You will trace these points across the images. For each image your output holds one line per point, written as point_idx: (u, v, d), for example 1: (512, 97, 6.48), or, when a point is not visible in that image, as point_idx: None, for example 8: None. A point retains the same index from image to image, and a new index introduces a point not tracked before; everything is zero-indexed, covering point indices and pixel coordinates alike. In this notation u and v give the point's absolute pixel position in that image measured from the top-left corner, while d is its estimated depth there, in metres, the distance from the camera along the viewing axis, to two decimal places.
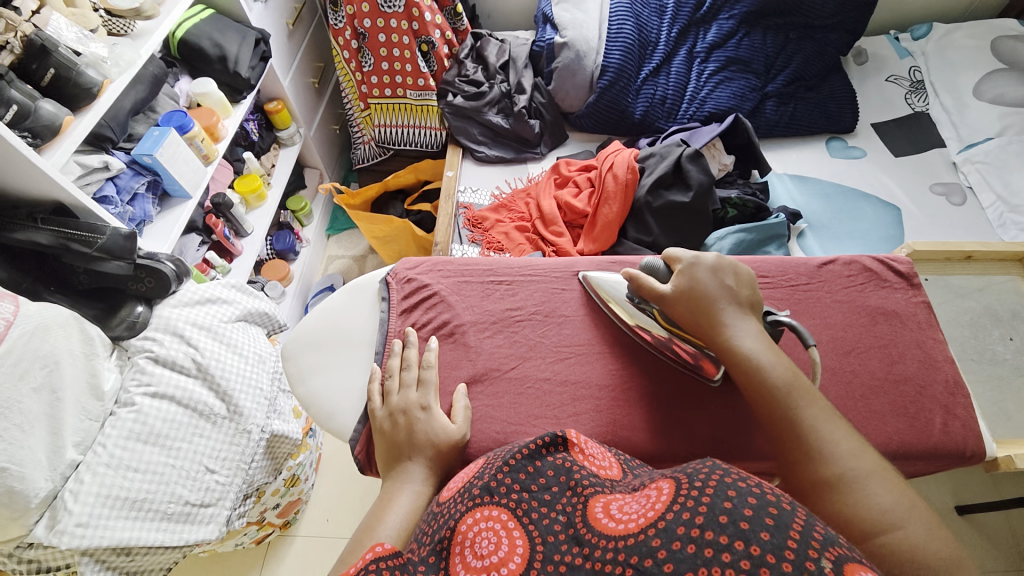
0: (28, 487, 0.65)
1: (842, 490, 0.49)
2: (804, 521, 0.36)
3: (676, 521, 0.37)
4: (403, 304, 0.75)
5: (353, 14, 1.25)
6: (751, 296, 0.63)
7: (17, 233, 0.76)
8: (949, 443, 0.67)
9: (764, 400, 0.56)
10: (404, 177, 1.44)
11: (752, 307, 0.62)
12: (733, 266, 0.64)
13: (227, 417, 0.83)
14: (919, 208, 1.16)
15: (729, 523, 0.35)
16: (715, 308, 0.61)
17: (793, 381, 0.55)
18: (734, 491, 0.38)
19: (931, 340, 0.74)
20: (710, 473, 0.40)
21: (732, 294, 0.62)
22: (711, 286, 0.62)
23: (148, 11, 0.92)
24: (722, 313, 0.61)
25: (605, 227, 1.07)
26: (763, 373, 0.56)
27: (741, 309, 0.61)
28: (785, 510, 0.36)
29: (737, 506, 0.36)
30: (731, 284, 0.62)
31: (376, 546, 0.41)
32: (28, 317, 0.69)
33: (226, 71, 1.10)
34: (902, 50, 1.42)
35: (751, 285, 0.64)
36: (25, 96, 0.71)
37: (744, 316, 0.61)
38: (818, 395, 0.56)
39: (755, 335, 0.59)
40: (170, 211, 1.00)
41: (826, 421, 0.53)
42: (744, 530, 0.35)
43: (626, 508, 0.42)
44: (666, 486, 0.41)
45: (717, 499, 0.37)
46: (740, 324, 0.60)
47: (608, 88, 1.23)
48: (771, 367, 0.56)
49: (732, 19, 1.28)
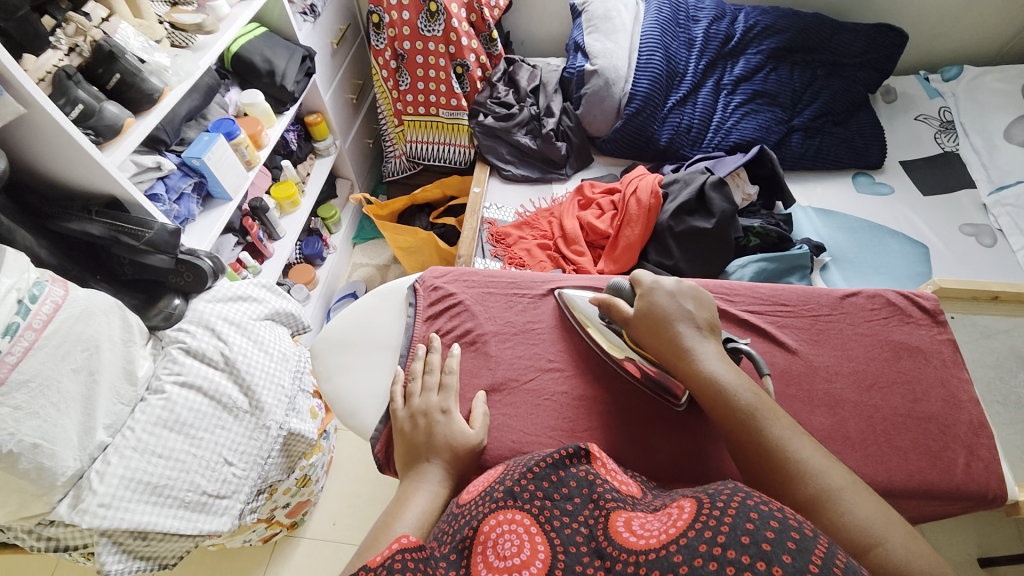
0: (57, 466, 0.68)
1: (819, 507, 0.49)
2: (827, 547, 0.36)
3: (699, 538, 0.38)
4: (428, 311, 0.78)
5: (394, 36, 1.32)
6: (710, 322, 0.65)
7: (70, 223, 0.81)
8: (971, 484, 0.65)
9: (733, 423, 0.56)
10: (431, 192, 1.49)
11: (712, 329, 0.64)
12: (693, 291, 0.67)
13: (249, 412, 0.86)
14: (946, 247, 1.14)
15: (751, 543, 0.36)
16: (675, 327, 0.63)
17: (757, 400, 0.57)
18: (756, 513, 0.38)
19: (955, 379, 0.72)
20: (732, 495, 0.41)
21: (688, 318, 0.64)
22: (669, 308, 0.64)
23: (210, 27, 1.00)
24: (682, 337, 0.62)
25: (626, 248, 1.08)
26: (732, 394, 0.57)
27: (702, 334, 0.63)
28: (807, 535, 0.36)
29: (759, 527, 0.37)
30: (690, 309, 0.64)
31: (401, 538, 0.44)
32: (76, 302, 0.74)
33: (273, 85, 1.17)
34: (933, 90, 1.42)
35: (710, 310, 0.66)
36: (92, 97, 0.76)
37: (705, 340, 0.62)
38: (779, 412, 0.57)
39: (718, 359, 0.60)
40: (212, 212, 1.05)
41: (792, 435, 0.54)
42: (766, 552, 0.35)
43: (648, 525, 0.42)
44: (688, 506, 0.42)
45: (739, 520, 0.38)
46: (702, 351, 0.61)
47: (634, 115, 1.26)
48: (736, 389, 0.57)
49: (760, 54, 1.32)
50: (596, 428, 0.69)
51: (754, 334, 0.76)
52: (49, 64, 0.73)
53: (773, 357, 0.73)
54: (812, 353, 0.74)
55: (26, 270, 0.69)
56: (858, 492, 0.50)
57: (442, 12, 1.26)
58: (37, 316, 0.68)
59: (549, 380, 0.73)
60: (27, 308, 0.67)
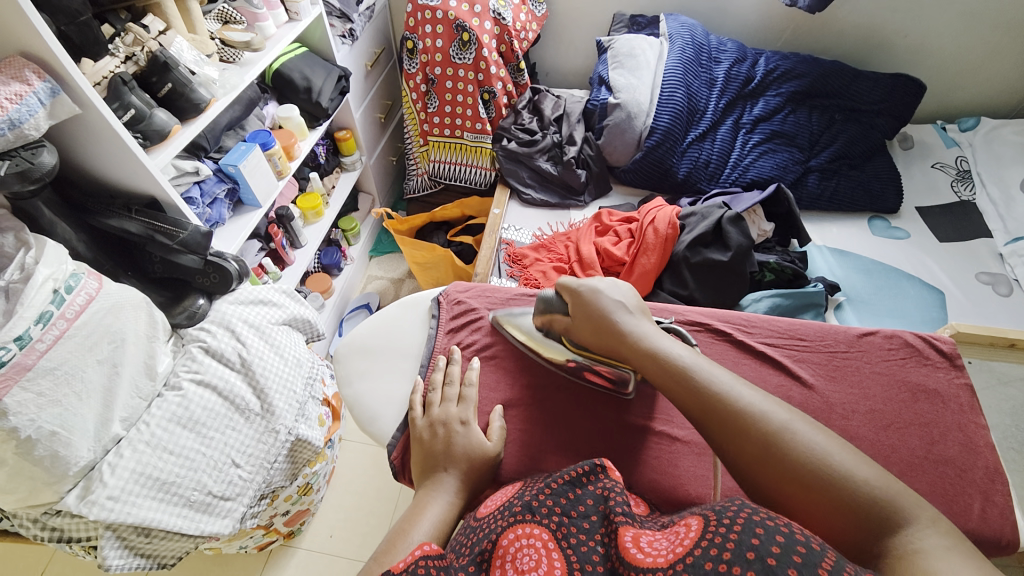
0: (71, 455, 0.69)
1: (776, 452, 0.50)
2: (835, 560, 0.37)
3: (704, 557, 0.38)
4: (451, 323, 0.80)
5: (427, 62, 1.37)
6: (641, 307, 0.69)
7: (111, 220, 0.84)
8: (987, 531, 0.64)
9: (682, 391, 0.58)
10: (451, 211, 1.52)
11: (644, 312, 0.68)
12: (616, 284, 0.71)
13: (259, 415, 0.87)
14: (963, 293, 1.14)
15: (756, 559, 0.37)
16: (610, 318, 0.66)
17: (695, 360, 0.60)
18: (762, 529, 0.39)
19: (973, 424, 0.71)
20: (738, 511, 0.42)
21: (622, 305, 0.67)
22: (601, 301, 0.68)
23: (257, 45, 1.05)
24: (618, 319, 0.66)
25: (641, 276, 1.09)
26: (677, 362, 0.60)
27: (634, 315, 0.67)
28: (815, 549, 0.37)
29: (764, 543, 0.38)
30: (621, 298, 0.68)
31: (422, 546, 0.46)
32: (109, 295, 0.76)
33: (308, 100, 1.22)
34: (950, 139, 1.45)
35: (638, 298, 0.70)
36: (143, 104, 0.81)
37: (638, 320, 0.66)
38: (715, 365, 0.59)
39: (656, 334, 0.64)
40: (241, 217, 1.09)
41: (733, 381, 0.57)
42: (771, 566, 0.36)
43: (655, 544, 0.43)
44: (695, 524, 0.43)
45: (745, 536, 0.39)
46: (642, 331, 0.64)
47: (654, 148, 1.29)
48: (677, 355, 0.60)
49: (780, 96, 1.35)
50: (612, 450, 0.69)
51: (769, 366, 0.76)
52: (106, 69, 0.78)
53: (789, 391, 0.73)
54: (829, 389, 0.73)
55: (64, 262, 0.72)
56: (814, 429, 0.52)
57: (474, 42, 1.31)
58: (71, 306, 0.70)
59: (563, 398, 0.73)
60: (62, 297, 0.69)
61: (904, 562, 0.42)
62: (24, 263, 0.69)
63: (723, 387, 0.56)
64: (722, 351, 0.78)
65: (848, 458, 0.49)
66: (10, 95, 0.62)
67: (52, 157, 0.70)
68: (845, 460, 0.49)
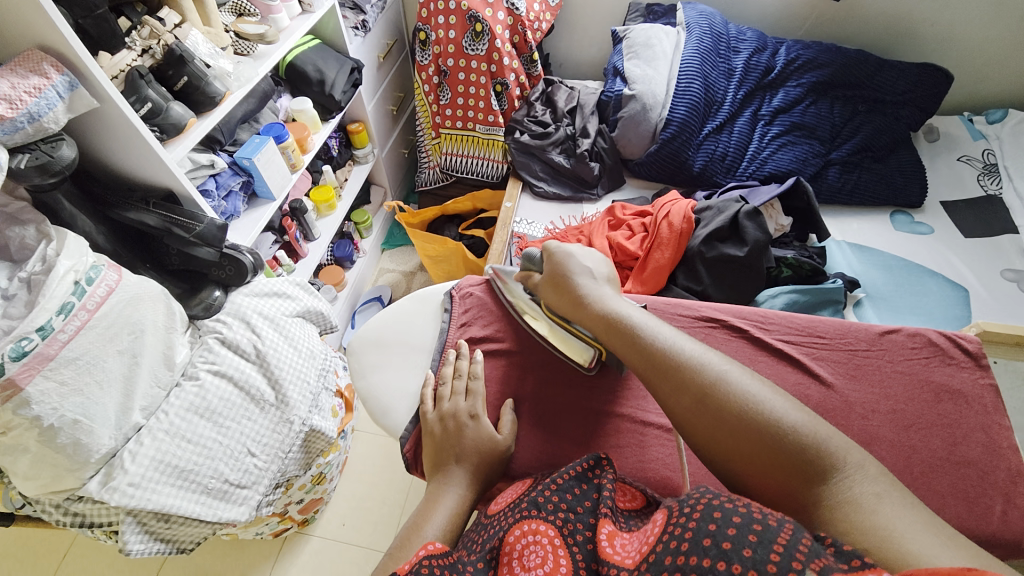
0: (93, 443, 0.71)
1: (711, 402, 0.52)
2: (791, 533, 0.36)
3: (665, 552, 0.39)
4: (462, 316, 0.80)
5: (439, 53, 1.37)
6: (607, 276, 0.72)
7: (130, 213, 0.85)
8: (1008, 534, 0.63)
9: (630, 348, 0.60)
10: (462, 204, 1.52)
11: (608, 280, 0.72)
12: (590, 253, 0.75)
13: (274, 405, 0.88)
14: (987, 291, 1.11)
15: (713, 545, 0.37)
16: (573, 281, 0.70)
17: (646, 320, 0.63)
18: (719, 513, 0.39)
19: (997, 425, 0.69)
20: (699, 499, 0.42)
21: (590, 272, 0.71)
22: (570, 264, 0.72)
23: (271, 37, 1.05)
24: (580, 284, 0.69)
25: (655, 271, 1.08)
26: (628, 321, 0.63)
27: (597, 281, 0.70)
28: (771, 525, 0.37)
29: (721, 526, 0.38)
30: (591, 266, 0.72)
31: (427, 546, 0.47)
32: (128, 287, 0.77)
33: (321, 93, 1.22)
34: (976, 132, 1.40)
35: (607, 270, 0.73)
36: (160, 97, 0.81)
37: (600, 285, 0.69)
38: (664, 326, 0.62)
39: (612, 298, 0.67)
40: (256, 210, 1.10)
41: (678, 338, 0.59)
42: (726, 550, 0.36)
43: (626, 543, 0.44)
44: (661, 518, 0.44)
45: (704, 523, 0.39)
46: (601, 294, 0.68)
47: (670, 140, 1.27)
48: (628, 315, 0.64)
49: (801, 86, 1.32)
50: (621, 443, 0.68)
51: (787, 364, 0.75)
52: (122, 63, 0.78)
53: (807, 390, 0.72)
54: (849, 388, 0.72)
55: (85, 254, 0.73)
56: (749, 377, 0.54)
57: (487, 33, 1.30)
58: (92, 297, 0.71)
59: (573, 391, 0.72)
60: (83, 289, 0.70)
61: (837, 512, 0.43)
62: (45, 255, 0.70)
63: (667, 343, 0.58)
64: (739, 348, 0.77)
65: (778, 404, 0.50)
66: (29, 88, 0.63)
67: (71, 150, 0.71)
68: (777, 406, 0.50)
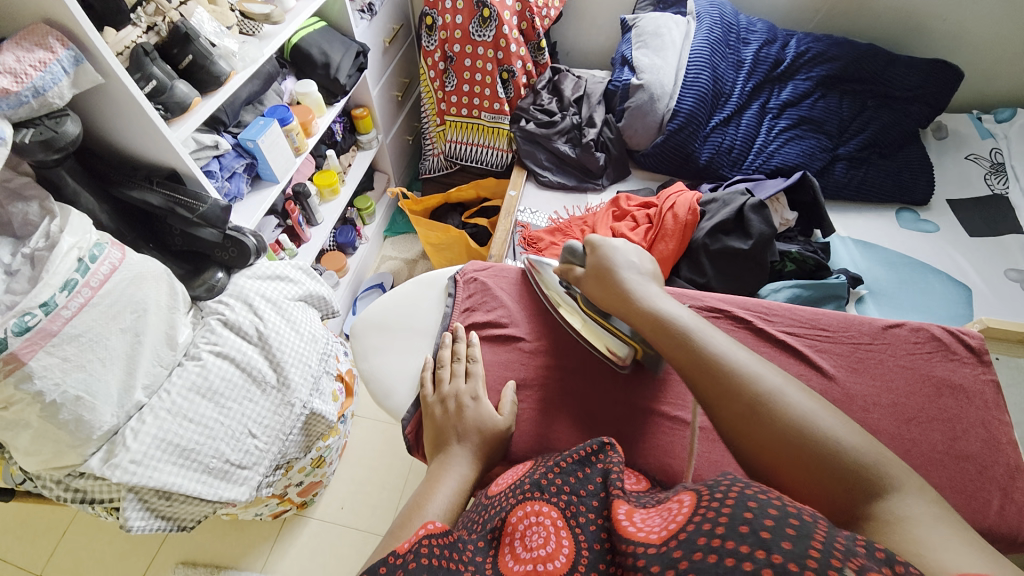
0: (95, 420, 0.71)
1: (762, 410, 0.50)
2: (827, 533, 0.36)
3: (698, 532, 0.38)
4: (466, 302, 0.80)
5: (445, 39, 1.35)
6: (652, 272, 0.70)
7: (133, 191, 0.84)
8: (1004, 528, 0.63)
9: (677, 349, 0.58)
10: (466, 193, 1.52)
11: (653, 277, 0.69)
12: (635, 249, 0.72)
13: (275, 387, 0.88)
14: (991, 290, 1.10)
15: (750, 532, 0.36)
16: (619, 278, 0.68)
17: (695, 323, 0.60)
18: (754, 503, 0.39)
19: (997, 421, 0.70)
20: (731, 487, 0.42)
21: (636, 267, 0.69)
22: (615, 259, 0.70)
23: (276, 18, 1.04)
24: (626, 279, 0.67)
25: (659, 262, 1.08)
26: (677, 323, 0.60)
27: (643, 279, 0.68)
28: (808, 522, 0.37)
29: (758, 516, 0.37)
30: (635, 262, 0.70)
31: (428, 525, 0.46)
32: (130, 266, 0.77)
33: (326, 76, 1.21)
34: (985, 130, 1.39)
35: (652, 268, 0.71)
36: (164, 75, 0.81)
37: (647, 283, 0.67)
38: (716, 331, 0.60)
39: (659, 297, 0.64)
40: (259, 192, 1.09)
41: (730, 345, 0.57)
42: (765, 540, 0.35)
43: (647, 520, 0.43)
44: (687, 500, 0.43)
45: (738, 510, 0.38)
46: (647, 290, 0.66)
47: (676, 132, 1.26)
48: (676, 317, 0.61)
49: (810, 80, 1.31)
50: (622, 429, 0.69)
51: (790, 356, 0.75)
52: (128, 39, 0.78)
53: (808, 382, 0.72)
54: (850, 381, 0.72)
55: (88, 231, 0.73)
56: (802, 392, 0.52)
57: (494, 18, 1.29)
58: (95, 275, 0.71)
59: (575, 378, 0.73)
60: (86, 266, 0.70)
61: (885, 526, 0.42)
62: (49, 232, 0.70)
63: (718, 348, 0.56)
64: (742, 340, 0.77)
65: (832, 421, 0.49)
66: (34, 62, 0.63)
67: (75, 126, 0.70)
68: (831, 424, 0.48)
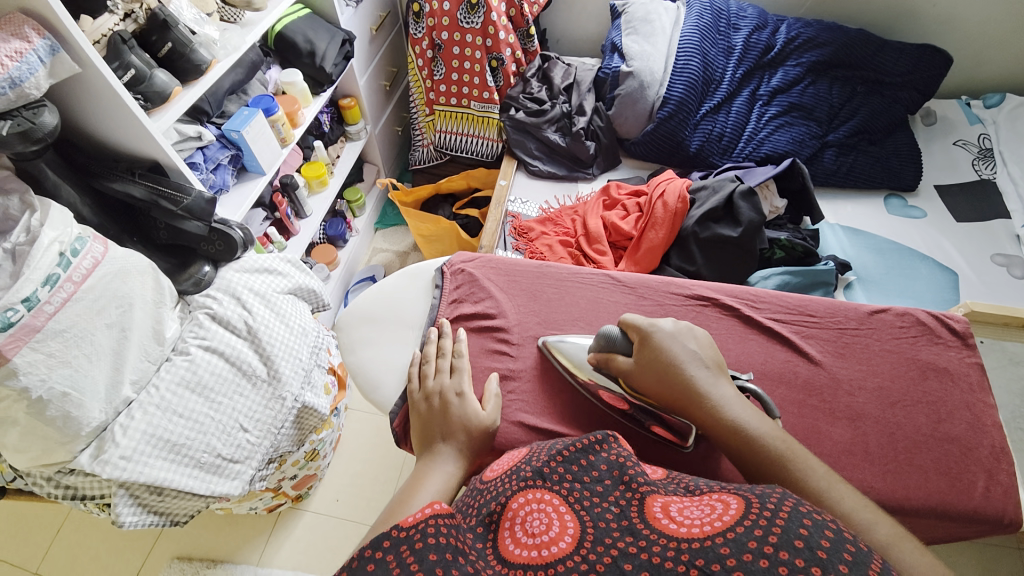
0: (83, 416, 0.71)
1: None
2: (881, 563, 0.36)
3: (748, 535, 0.38)
4: (453, 294, 0.80)
5: (433, 26, 1.33)
6: (715, 359, 0.62)
7: (114, 183, 0.82)
8: (989, 508, 0.64)
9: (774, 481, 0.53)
10: (456, 183, 1.49)
11: (720, 368, 0.62)
12: (691, 330, 0.64)
13: (266, 381, 0.87)
14: (976, 275, 1.12)
15: (805, 548, 0.36)
16: (688, 377, 0.59)
17: (782, 443, 0.55)
18: (809, 521, 0.39)
19: (981, 403, 0.71)
20: (782, 499, 0.41)
21: (698, 358, 0.61)
22: (676, 351, 0.61)
23: (258, 4, 1.00)
24: (697, 379, 0.59)
25: (648, 251, 1.08)
26: (765, 445, 0.54)
27: (713, 374, 0.60)
28: (862, 549, 0.37)
29: (813, 534, 0.37)
30: (695, 349, 0.62)
31: (434, 505, 0.46)
32: (113, 260, 0.75)
33: (312, 65, 1.19)
34: (973, 116, 1.39)
35: (711, 348, 0.64)
36: (143, 64, 0.79)
37: (720, 381, 0.59)
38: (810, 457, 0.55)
39: (738, 403, 0.58)
40: (245, 184, 1.08)
41: (827, 477, 0.52)
42: (821, 559, 0.36)
43: (687, 513, 0.44)
44: (734, 504, 0.42)
45: (793, 525, 0.38)
46: (725, 397, 0.58)
47: (666, 120, 1.26)
48: (765, 434, 0.55)
49: (800, 66, 1.30)
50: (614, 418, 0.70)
51: (777, 342, 0.76)
52: (104, 28, 0.77)
53: (795, 368, 0.73)
54: (837, 365, 0.73)
55: (69, 225, 0.71)
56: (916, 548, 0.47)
57: (482, 5, 1.27)
58: (77, 270, 0.70)
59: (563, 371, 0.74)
60: (68, 261, 0.69)
61: None
62: (29, 226, 0.69)
63: (822, 487, 0.51)
64: (730, 327, 0.77)
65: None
66: (9, 52, 0.61)
67: (53, 117, 0.68)
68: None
